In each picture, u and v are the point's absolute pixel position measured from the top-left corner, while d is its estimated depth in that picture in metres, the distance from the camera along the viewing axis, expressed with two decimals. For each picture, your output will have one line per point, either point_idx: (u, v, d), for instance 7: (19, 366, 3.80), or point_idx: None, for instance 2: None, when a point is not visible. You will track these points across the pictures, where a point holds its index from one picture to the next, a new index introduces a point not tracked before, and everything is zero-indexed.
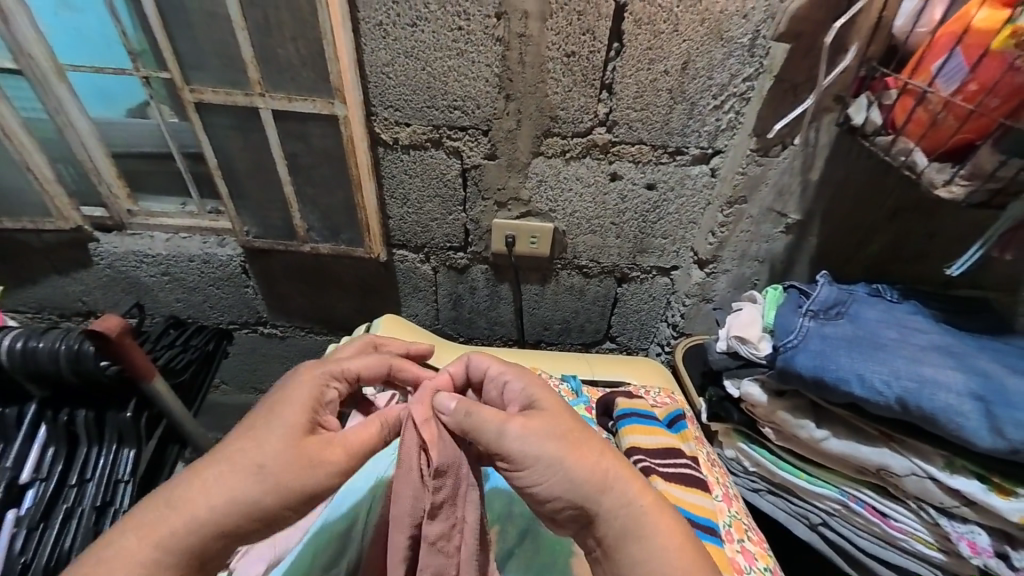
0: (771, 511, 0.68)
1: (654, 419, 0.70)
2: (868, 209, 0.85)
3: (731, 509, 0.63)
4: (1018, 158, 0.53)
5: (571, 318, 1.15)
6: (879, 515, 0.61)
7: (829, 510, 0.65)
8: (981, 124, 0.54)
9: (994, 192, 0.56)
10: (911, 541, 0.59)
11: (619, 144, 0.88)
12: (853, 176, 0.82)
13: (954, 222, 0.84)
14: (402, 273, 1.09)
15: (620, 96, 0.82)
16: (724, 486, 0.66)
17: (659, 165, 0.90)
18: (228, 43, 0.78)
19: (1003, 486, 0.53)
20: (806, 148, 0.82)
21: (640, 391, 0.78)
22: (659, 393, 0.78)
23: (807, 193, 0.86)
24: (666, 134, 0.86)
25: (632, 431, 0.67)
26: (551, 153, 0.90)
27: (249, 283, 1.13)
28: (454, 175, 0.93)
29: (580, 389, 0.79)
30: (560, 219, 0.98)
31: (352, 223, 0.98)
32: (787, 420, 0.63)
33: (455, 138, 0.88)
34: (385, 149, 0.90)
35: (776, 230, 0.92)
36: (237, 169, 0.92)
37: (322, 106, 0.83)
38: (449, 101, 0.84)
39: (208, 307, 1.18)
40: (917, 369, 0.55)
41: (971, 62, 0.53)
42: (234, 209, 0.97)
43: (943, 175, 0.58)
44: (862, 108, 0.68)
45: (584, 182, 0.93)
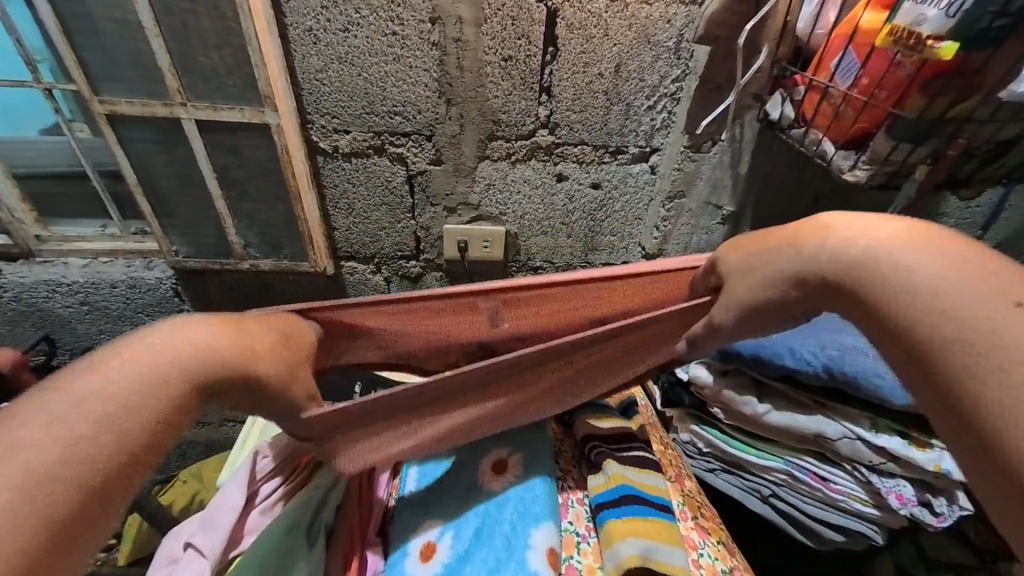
0: (726, 489, 0.72)
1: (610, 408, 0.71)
2: (794, 199, 0.92)
3: (685, 489, 0.65)
4: (907, 143, 0.59)
5: None
6: (820, 480, 0.64)
7: (776, 481, 0.68)
8: (875, 114, 0.60)
9: (891, 176, 0.62)
10: (850, 501, 0.63)
11: (562, 145, 0.90)
12: (777, 167, 0.89)
13: (868, 205, 0.93)
14: (353, 286, 1.05)
15: (559, 98, 0.84)
16: (676, 467, 0.69)
17: (602, 164, 0.93)
18: (140, 49, 0.72)
19: (921, 439, 0.58)
20: (733, 143, 0.87)
21: None
22: None
23: (739, 185, 0.92)
24: (606, 134, 0.89)
25: (587, 419, 0.68)
26: (496, 156, 0.91)
27: (184, 307, 1.05)
28: (400, 182, 0.92)
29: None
30: (510, 222, 0.99)
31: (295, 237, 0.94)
32: (732, 399, 0.66)
33: (397, 144, 0.87)
34: (324, 158, 0.87)
35: (714, 221, 0.97)
36: (163, 185, 0.86)
37: (252, 115, 0.79)
38: (388, 106, 0.82)
39: (137, 336, 1.08)
40: (840, 339, 0.60)
41: (861, 59, 0.59)
42: (160, 228, 0.90)
43: (848, 162, 0.63)
44: (777, 104, 0.75)
45: (531, 184, 0.95)
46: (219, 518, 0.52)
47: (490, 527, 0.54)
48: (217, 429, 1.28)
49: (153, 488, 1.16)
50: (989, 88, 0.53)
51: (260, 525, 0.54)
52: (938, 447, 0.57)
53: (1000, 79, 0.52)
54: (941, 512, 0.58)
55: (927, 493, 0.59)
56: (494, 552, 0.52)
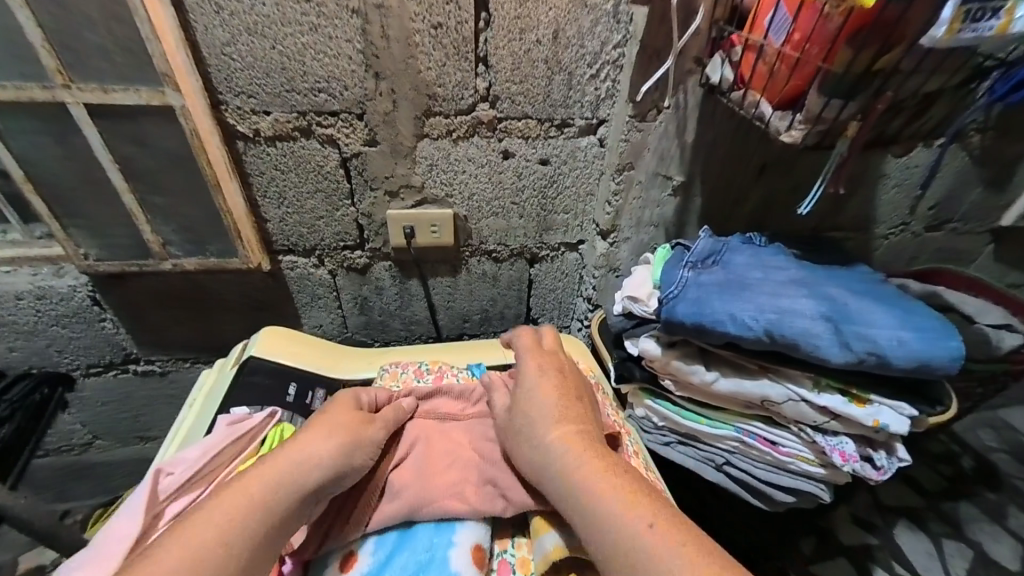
0: (682, 462, 0.71)
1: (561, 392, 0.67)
2: (740, 167, 0.93)
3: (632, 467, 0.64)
4: (838, 99, 0.57)
5: (489, 305, 1.15)
6: (770, 444, 0.65)
7: (729, 448, 0.68)
8: (806, 71, 0.58)
9: (824, 134, 0.61)
10: (798, 462, 0.64)
11: (505, 120, 0.87)
12: (722, 135, 0.88)
13: (809, 170, 0.95)
14: (296, 281, 0.99)
15: (497, 69, 0.80)
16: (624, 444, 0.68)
17: (548, 139, 0.90)
18: (2, 21, 0.61)
19: (860, 396, 0.58)
20: (678, 111, 0.85)
21: None
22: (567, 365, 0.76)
23: (686, 155, 0.90)
24: (550, 106, 0.86)
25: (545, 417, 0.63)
26: (436, 134, 0.86)
27: (106, 316, 0.95)
28: (334, 166, 0.85)
29: (486, 374, 0.75)
30: (458, 204, 0.95)
31: (221, 232, 0.85)
32: (681, 367, 0.65)
33: (326, 124, 0.80)
34: (245, 143, 0.80)
35: (665, 193, 0.95)
36: (57, 181, 0.75)
37: (151, 97, 0.69)
38: (311, 83, 0.75)
39: (55, 351, 0.98)
40: (780, 301, 0.59)
41: (791, 14, 0.57)
42: (62, 230, 0.79)
43: (784, 122, 0.62)
44: (717, 67, 0.73)
45: (476, 163, 0.91)
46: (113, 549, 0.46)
47: (412, 530, 0.58)
48: (163, 444, 1.20)
49: (93, 515, 1.07)
50: (910, 39, 0.50)
51: None
52: (875, 401, 0.58)
53: (919, 29, 0.49)
54: (881, 466, 0.59)
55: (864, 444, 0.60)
56: (415, 552, 0.56)
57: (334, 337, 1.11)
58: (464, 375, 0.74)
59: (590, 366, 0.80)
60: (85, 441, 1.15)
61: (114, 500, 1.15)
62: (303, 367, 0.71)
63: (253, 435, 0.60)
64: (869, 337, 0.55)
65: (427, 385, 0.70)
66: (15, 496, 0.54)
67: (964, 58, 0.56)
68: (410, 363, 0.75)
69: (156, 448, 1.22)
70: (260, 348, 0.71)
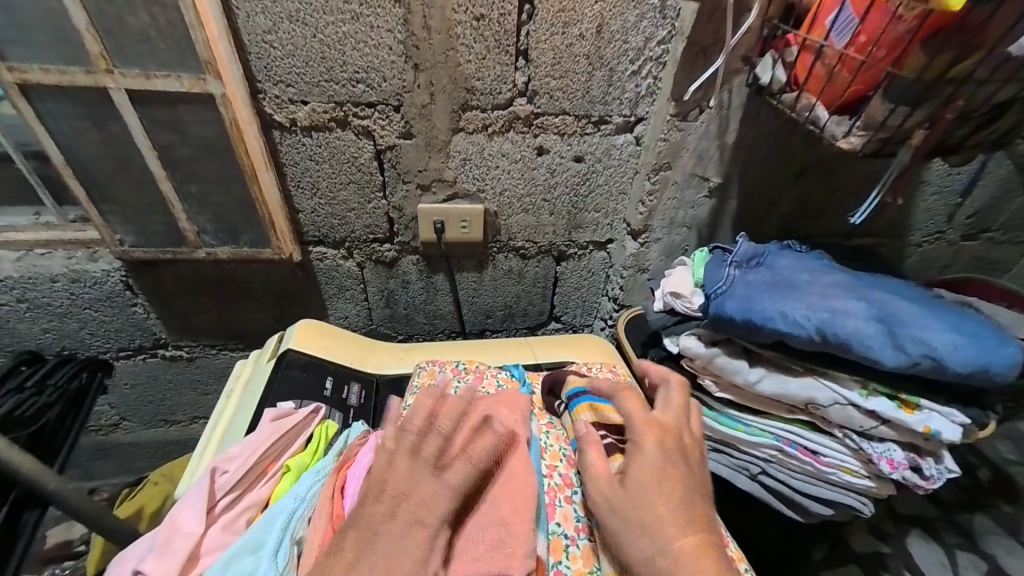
0: (714, 468, 0.71)
1: None
2: (779, 171, 0.91)
3: None
4: (904, 107, 0.55)
5: (513, 302, 1.15)
6: (811, 453, 0.64)
7: (765, 457, 0.67)
8: (870, 75, 0.57)
9: (885, 143, 0.58)
10: (840, 473, 0.63)
11: (542, 116, 0.85)
12: (763, 137, 0.86)
13: (852, 174, 0.92)
14: (323, 272, 0.99)
15: (537, 63, 0.78)
16: None
17: (584, 136, 0.89)
18: (47, 3, 0.61)
19: (909, 402, 0.57)
20: (720, 111, 0.82)
21: (582, 369, 0.75)
22: (601, 369, 0.75)
23: (725, 157, 0.88)
24: (588, 103, 0.85)
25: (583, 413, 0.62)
26: (471, 128, 0.84)
27: (137, 301, 0.96)
28: (368, 159, 0.84)
29: (524, 377, 0.73)
30: (489, 200, 0.94)
31: (253, 223, 0.84)
32: (727, 365, 0.64)
33: (362, 116, 0.79)
34: (281, 133, 0.79)
35: (700, 195, 0.94)
36: (94, 166, 0.75)
37: (192, 84, 0.68)
38: (349, 74, 0.74)
39: (87, 334, 0.99)
40: (830, 302, 0.58)
41: (859, 15, 0.55)
42: (98, 216, 0.79)
43: (841, 127, 0.60)
44: (767, 68, 0.70)
45: (510, 158, 0.89)
46: (174, 542, 0.47)
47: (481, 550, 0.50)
48: (187, 427, 1.22)
49: (120, 494, 1.10)
50: (991, 45, 0.49)
51: (223, 543, 0.48)
52: (928, 407, 0.56)
53: (1002, 35, 0.48)
54: (930, 476, 0.58)
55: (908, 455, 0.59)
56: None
57: (359, 328, 1.11)
58: (503, 376, 0.72)
59: (623, 370, 0.78)
60: (111, 421, 1.18)
61: (139, 479, 1.17)
62: (341, 362, 0.71)
63: (299, 429, 0.59)
64: (922, 340, 0.54)
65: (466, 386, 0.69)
66: (63, 482, 0.54)
67: None
68: (447, 361, 0.73)
69: (179, 432, 1.23)
70: (296, 342, 0.71)
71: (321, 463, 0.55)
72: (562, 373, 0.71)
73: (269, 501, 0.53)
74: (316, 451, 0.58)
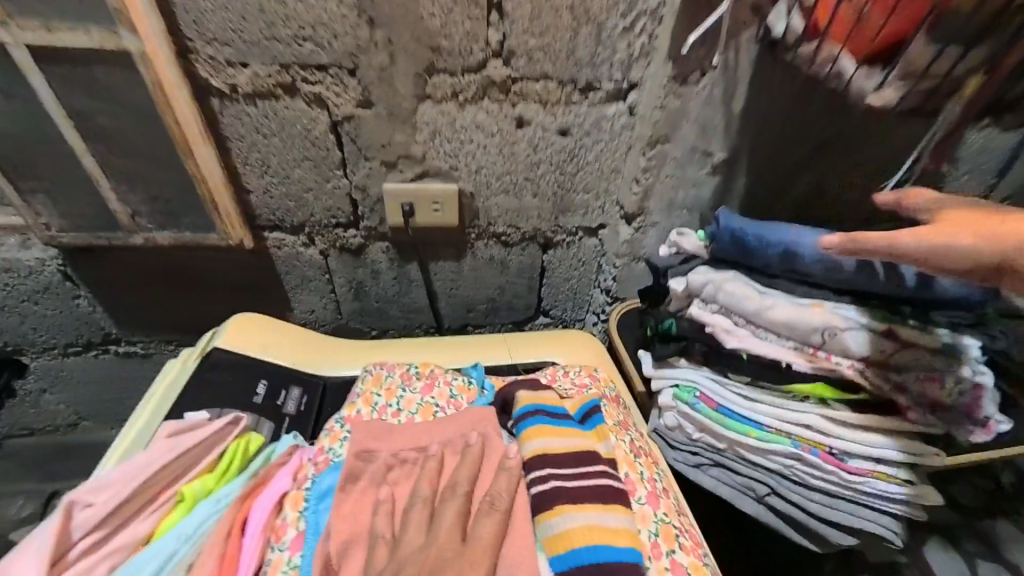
0: (714, 487, 0.61)
1: (565, 417, 0.56)
2: (796, 144, 0.79)
3: (658, 513, 0.51)
4: (957, 47, 0.43)
5: (497, 294, 1.05)
6: (835, 460, 0.54)
7: (779, 470, 0.57)
8: (913, 10, 0.45)
9: (929, 96, 0.47)
10: (872, 482, 0.54)
11: (520, 81, 0.74)
12: (776, 103, 0.74)
13: (879, 148, 0.80)
14: (283, 261, 0.90)
15: (513, 17, 0.68)
16: (650, 483, 0.54)
17: (570, 105, 0.78)
18: None
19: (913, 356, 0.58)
20: (726, 72, 0.71)
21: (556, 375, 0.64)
22: (579, 373, 0.65)
23: (732, 128, 0.77)
24: (573, 66, 0.74)
25: (546, 431, 0.53)
26: (439, 96, 0.74)
27: (80, 292, 0.88)
28: (323, 131, 0.74)
29: (483, 380, 0.64)
30: (464, 179, 0.84)
31: (194, 205, 0.74)
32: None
33: (312, 80, 0.69)
34: (221, 101, 0.69)
35: (702, 172, 0.83)
36: (7, 139, 0.66)
37: (103, 39, 0.58)
38: (294, 29, 0.64)
39: (29, 328, 0.91)
40: None
41: None
42: (18, 196, 0.70)
43: (873, 80, 0.48)
44: (782, 16, 0.60)
45: (486, 131, 0.79)
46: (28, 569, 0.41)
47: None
48: None
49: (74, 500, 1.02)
50: None
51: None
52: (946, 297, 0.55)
53: None
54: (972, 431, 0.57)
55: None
56: None
57: (327, 323, 1.02)
58: (457, 383, 0.62)
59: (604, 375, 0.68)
60: (69, 421, 1.10)
61: None
62: (278, 361, 0.63)
63: (211, 446, 0.52)
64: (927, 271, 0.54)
65: (412, 395, 0.60)
66: None
67: None
68: (397, 363, 0.64)
69: None
70: (228, 337, 0.63)
71: (225, 490, 0.50)
72: (521, 381, 0.61)
73: (150, 538, 0.46)
74: (224, 472, 0.52)
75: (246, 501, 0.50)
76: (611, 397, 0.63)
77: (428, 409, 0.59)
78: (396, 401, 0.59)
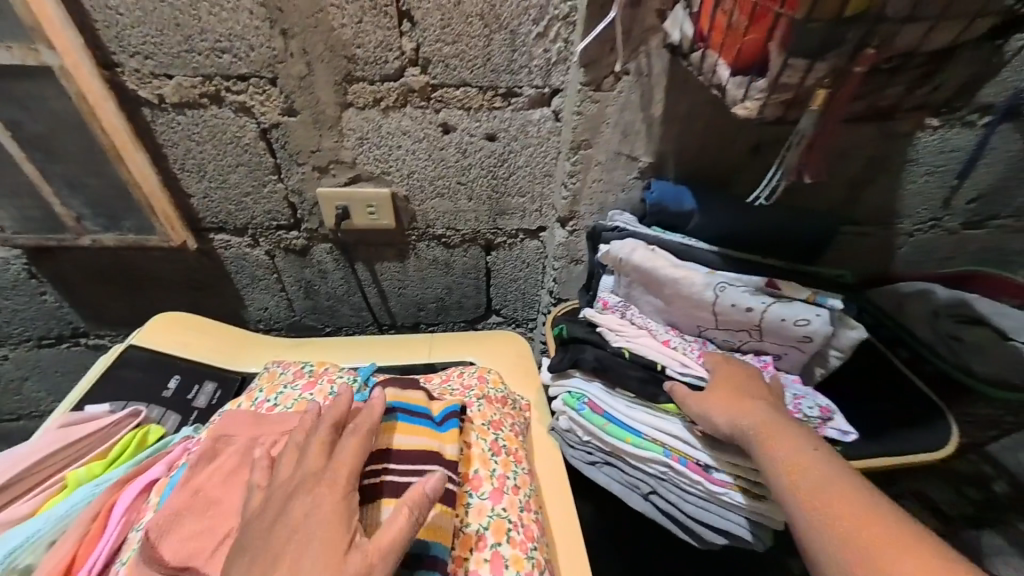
0: (606, 484, 0.66)
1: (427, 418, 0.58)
2: (724, 148, 0.78)
3: (495, 507, 0.55)
4: (804, 58, 0.43)
5: (445, 294, 1.07)
6: (701, 471, 0.59)
7: (656, 474, 0.62)
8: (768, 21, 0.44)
9: (789, 106, 0.47)
10: (732, 494, 0.58)
11: (440, 87, 0.76)
12: (697, 107, 0.74)
13: None
14: (231, 261, 0.94)
15: (423, 26, 0.69)
16: (500, 479, 0.57)
17: (492, 110, 0.79)
18: None
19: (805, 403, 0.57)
20: (640, 78, 0.71)
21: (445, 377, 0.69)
22: (471, 374, 0.70)
23: (654, 132, 0.77)
24: (490, 72, 0.75)
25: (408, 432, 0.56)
26: (361, 103, 0.76)
27: (46, 289, 0.94)
28: (253, 138, 0.77)
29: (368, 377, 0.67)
30: (397, 182, 0.86)
31: (133, 208, 0.79)
32: (636, 318, 0.71)
33: (235, 90, 0.72)
34: (151, 110, 0.73)
35: (631, 176, 0.82)
36: None
37: (24, 55, 0.62)
38: (210, 42, 0.67)
39: (4, 322, 0.99)
40: None
41: None
42: None
43: (741, 90, 0.48)
44: (676, 23, 0.60)
45: (412, 137, 0.81)
46: None
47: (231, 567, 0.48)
48: None
49: None
50: None
51: None
52: (826, 307, 0.61)
53: None
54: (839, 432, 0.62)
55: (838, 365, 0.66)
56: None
57: (281, 321, 1.07)
58: (342, 380, 0.66)
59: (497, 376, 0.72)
60: (51, 408, 1.18)
61: None
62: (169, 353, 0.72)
63: (106, 436, 0.60)
64: None
65: (292, 391, 0.65)
66: None
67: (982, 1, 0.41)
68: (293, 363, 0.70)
69: None
70: (147, 338, 0.73)
71: (107, 475, 0.55)
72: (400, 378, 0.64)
73: (31, 515, 0.53)
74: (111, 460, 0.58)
75: (121, 486, 0.55)
76: (493, 398, 0.67)
77: (306, 404, 0.64)
78: (276, 397, 0.65)
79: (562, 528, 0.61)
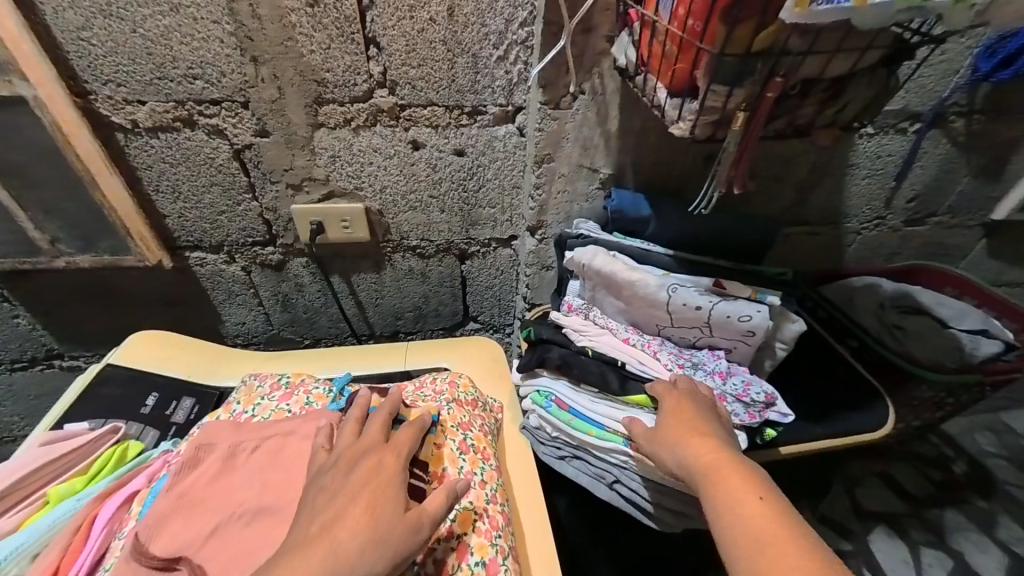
0: (574, 476, 0.70)
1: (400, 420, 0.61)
2: (678, 159, 0.84)
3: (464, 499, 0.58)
4: (723, 85, 0.49)
5: (422, 302, 1.10)
6: None
7: (618, 464, 0.67)
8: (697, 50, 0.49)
9: (716, 127, 0.53)
10: None
11: (408, 107, 0.80)
12: (650, 122, 0.79)
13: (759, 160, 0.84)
14: (207, 277, 0.96)
15: (390, 51, 0.73)
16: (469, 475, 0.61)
17: (460, 128, 0.84)
18: None
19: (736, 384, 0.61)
20: (595, 97, 0.76)
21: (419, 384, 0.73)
22: (442, 380, 0.73)
23: (612, 145, 0.82)
24: (456, 92, 0.79)
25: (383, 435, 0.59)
26: (332, 123, 0.79)
27: (19, 312, 0.94)
28: (227, 159, 0.80)
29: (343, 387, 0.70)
30: (370, 197, 0.90)
31: (108, 229, 0.80)
32: (599, 319, 0.75)
33: (208, 114, 0.75)
34: (125, 135, 0.75)
35: (593, 186, 0.87)
36: None
37: None
38: (183, 70, 0.70)
39: None
40: None
41: None
42: None
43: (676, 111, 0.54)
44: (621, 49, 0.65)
45: (383, 153, 0.84)
46: None
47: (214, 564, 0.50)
48: None
49: None
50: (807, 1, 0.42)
51: None
52: (767, 303, 0.67)
53: None
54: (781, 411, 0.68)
55: (784, 355, 0.72)
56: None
57: (259, 335, 1.08)
58: (317, 390, 0.69)
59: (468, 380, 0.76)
60: (25, 432, 1.17)
61: None
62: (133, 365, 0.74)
63: (85, 452, 0.62)
64: None
65: (270, 402, 0.67)
66: None
67: (872, 34, 0.47)
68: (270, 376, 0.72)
69: None
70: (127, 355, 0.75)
71: (89, 489, 0.58)
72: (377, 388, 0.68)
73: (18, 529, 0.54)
74: (92, 475, 0.60)
75: (103, 500, 0.57)
76: (465, 400, 0.71)
77: (282, 414, 0.66)
78: (255, 409, 0.67)
79: (530, 518, 0.65)
